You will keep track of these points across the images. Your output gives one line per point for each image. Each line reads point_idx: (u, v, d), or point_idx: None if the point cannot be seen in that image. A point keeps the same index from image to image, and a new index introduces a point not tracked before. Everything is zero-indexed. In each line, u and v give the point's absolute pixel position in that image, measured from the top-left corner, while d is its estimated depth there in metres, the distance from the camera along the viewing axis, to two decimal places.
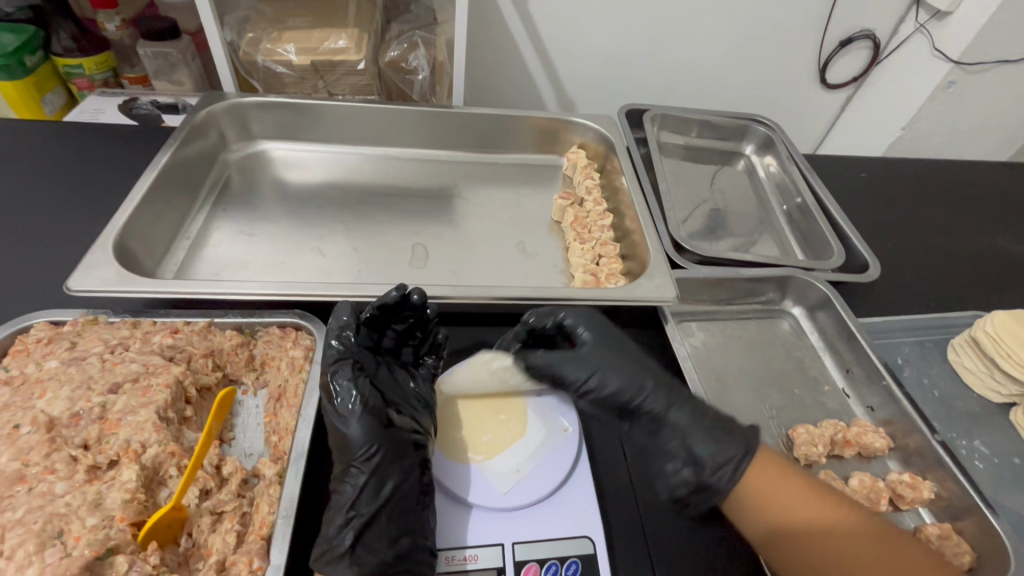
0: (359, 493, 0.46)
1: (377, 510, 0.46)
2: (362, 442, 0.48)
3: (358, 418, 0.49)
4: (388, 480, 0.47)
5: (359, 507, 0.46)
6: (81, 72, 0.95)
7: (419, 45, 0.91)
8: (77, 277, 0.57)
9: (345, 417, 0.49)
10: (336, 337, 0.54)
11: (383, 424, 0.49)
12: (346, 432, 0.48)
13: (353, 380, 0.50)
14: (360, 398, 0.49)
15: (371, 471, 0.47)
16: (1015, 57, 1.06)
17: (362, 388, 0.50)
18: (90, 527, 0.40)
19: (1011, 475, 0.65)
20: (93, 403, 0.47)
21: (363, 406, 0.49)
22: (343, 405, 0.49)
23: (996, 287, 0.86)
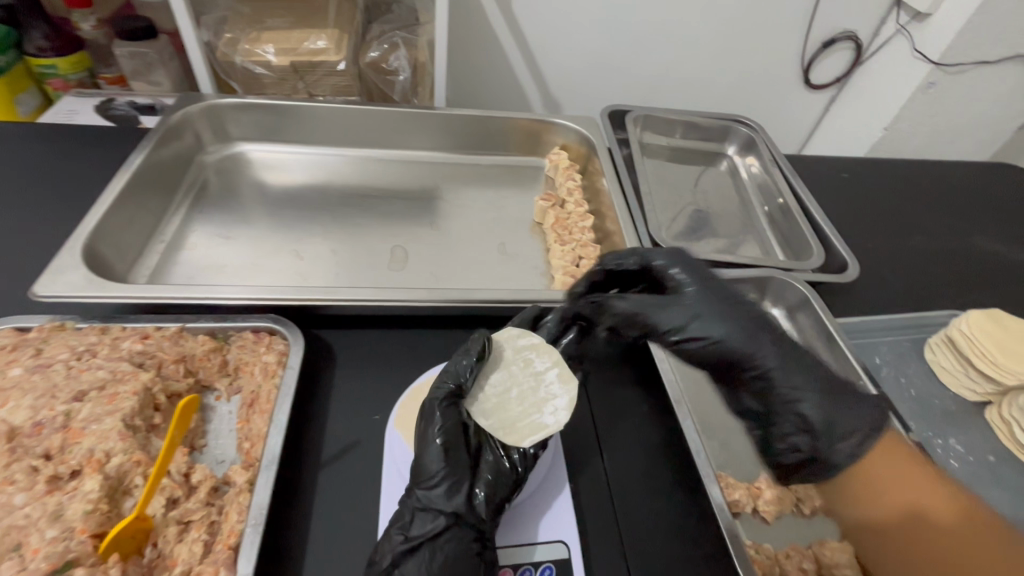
0: (415, 518, 0.46)
1: (423, 540, 0.44)
2: (431, 472, 0.47)
3: (434, 447, 0.48)
4: (448, 510, 0.46)
5: (411, 531, 0.45)
6: (55, 72, 0.93)
7: (400, 46, 0.91)
8: (44, 282, 0.56)
9: (425, 442, 0.49)
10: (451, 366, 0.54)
11: (463, 460, 0.48)
12: (422, 458, 0.48)
13: (446, 409, 0.50)
14: (444, 429, 0.49)
15: (433, 500, 0.46)
16: (992, 59, 1.08)
17: (450, 419, 0.50)
18: (49, 539, 0.39)
19: (985, 473, 0.66)
20: (57, 411, 0.46)
21: (445, 436, 0.49)
22: (429, 434, 0.49)
23: (973, 286, 0.87)
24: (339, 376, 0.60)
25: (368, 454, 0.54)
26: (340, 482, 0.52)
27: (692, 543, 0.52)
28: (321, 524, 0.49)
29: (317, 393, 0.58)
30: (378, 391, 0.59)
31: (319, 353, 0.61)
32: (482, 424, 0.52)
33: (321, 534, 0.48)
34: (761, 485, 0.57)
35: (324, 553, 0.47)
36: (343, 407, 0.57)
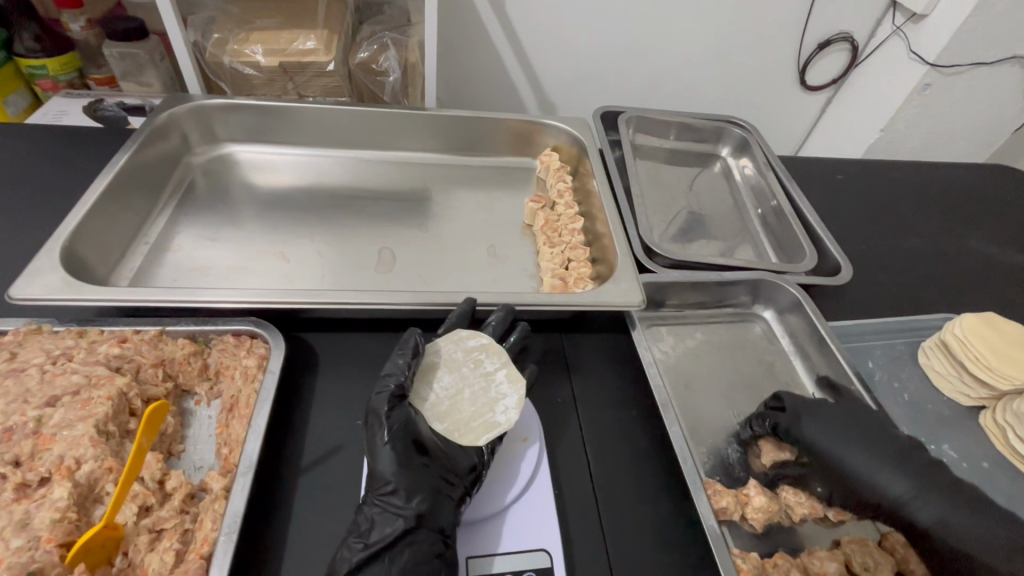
0: (373, 524, 0.45)
1: (382, 546, 0.43)
2: (385, 476, 0.46)
3: (384, 450, 0.47)
4: (400, 518, 0.44)
5: (370, 537, 0.44)
6: (44, 73, 0.92)
7: (390, 46, 0.89)
8: (21, 285, 0.55)
9: (373, 449, 0.48)
10: (388, 370, 0.53)
11: (411, 461, 0.47)
12: (375, 463, 0.47)
13: (393, 411, 0.49)
14: (392, 431, 0.48)
15: (386, 504, 0.45)
16: (988, 60, 1.07)
17: (398, 419, 0.49)
18: (14, 549, 0.38)
19: (979, 479, 0.65)
20: (28, 417, 0.45)
21: (393, 440, 0.48)
22: (376, 440, 0.48)
23: (969, 290, 0.86)
24: (322, 379, 0.59)
25: (349, 460, 0.53)
26: (319, 488, 0.51)
27: (677, 551, 0.51)
28: (299, 531, 0.48)
29: (299, 397, 0.57)
30: (361, 395, 0.58)
31: (302, 356, 0.60)
32: (438, 427, 0.52)
33: (299, 541, 0.47)
34: (750, 491, 0.54)
35: (301, 561, 0.46)
36: (325, 411, 0.56)
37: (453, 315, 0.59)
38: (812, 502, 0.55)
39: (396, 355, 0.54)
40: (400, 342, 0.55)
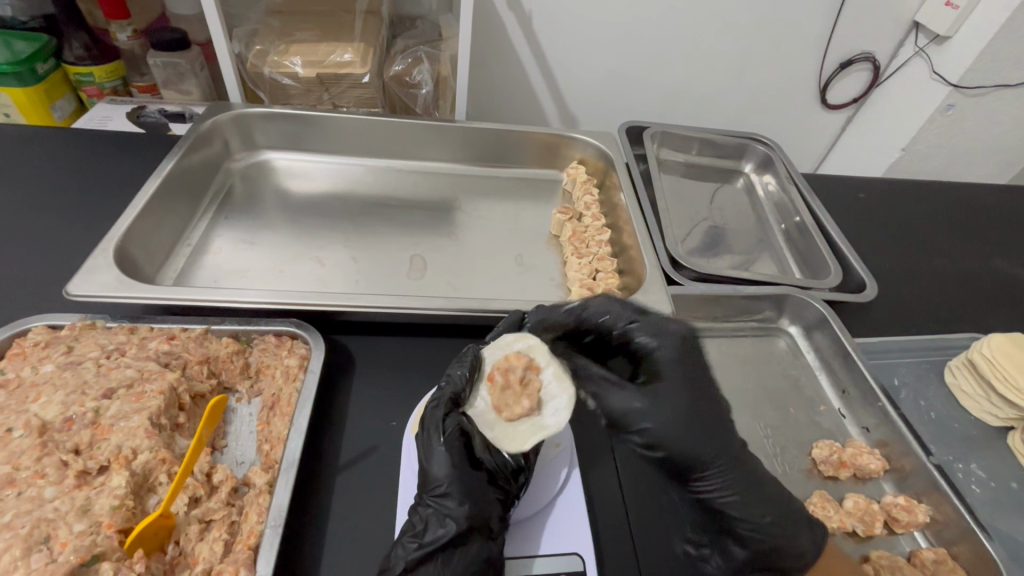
0: (428, 525, 0.46)
1: (437, 547, 0.44)
2: (439, 480, 0.47)
3: (438, 453, 0.48)
4: (451, 523, 0.45)
5: (425, 537, 0.45)
6: (90, 80, 0.96)
7: (424, 60, 0.92)
8: (77, 283, 0.58)
9: (428, 450, 0.49)
10: (444, 377, 0.53)
11: (465, 467, 0.48)
12: (429, 465, 0.48)
13: (446, 418, 0.50)
14: (447, 437, 0.49)
15: (439, 509, 0.46)
16: (1013, 82, 1.08)
17: (451, 425, 0.50)
18: (76, 533, 0.40)
19: (1008, 500, 0.65)
20: (86, 408, 0.48)
21: (448, 446, 0.48)
22: (432, 445, 0.49)
23: (994, 310, 0.86)
24: (358, 381, 0.61)
25: (385, 459, 0.55)
26: (358, 485, 0.52)
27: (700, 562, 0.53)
28: (339, 526, 0.49)
29: (336, 397, 0.59)
30: (396, 397, 0.60)
31: (340, 357, 0.62)
32: (488, 435, 0.49)
33: (339, 536, 0.49)
34: None
35: (341, 556, 0.48)
36: (362, 411, 0.58)
37: (502, 323, 0.59)
38: (840, 517, 0.57)
39: (454, 366, 0.54)
40: (458, 355, 0.55)
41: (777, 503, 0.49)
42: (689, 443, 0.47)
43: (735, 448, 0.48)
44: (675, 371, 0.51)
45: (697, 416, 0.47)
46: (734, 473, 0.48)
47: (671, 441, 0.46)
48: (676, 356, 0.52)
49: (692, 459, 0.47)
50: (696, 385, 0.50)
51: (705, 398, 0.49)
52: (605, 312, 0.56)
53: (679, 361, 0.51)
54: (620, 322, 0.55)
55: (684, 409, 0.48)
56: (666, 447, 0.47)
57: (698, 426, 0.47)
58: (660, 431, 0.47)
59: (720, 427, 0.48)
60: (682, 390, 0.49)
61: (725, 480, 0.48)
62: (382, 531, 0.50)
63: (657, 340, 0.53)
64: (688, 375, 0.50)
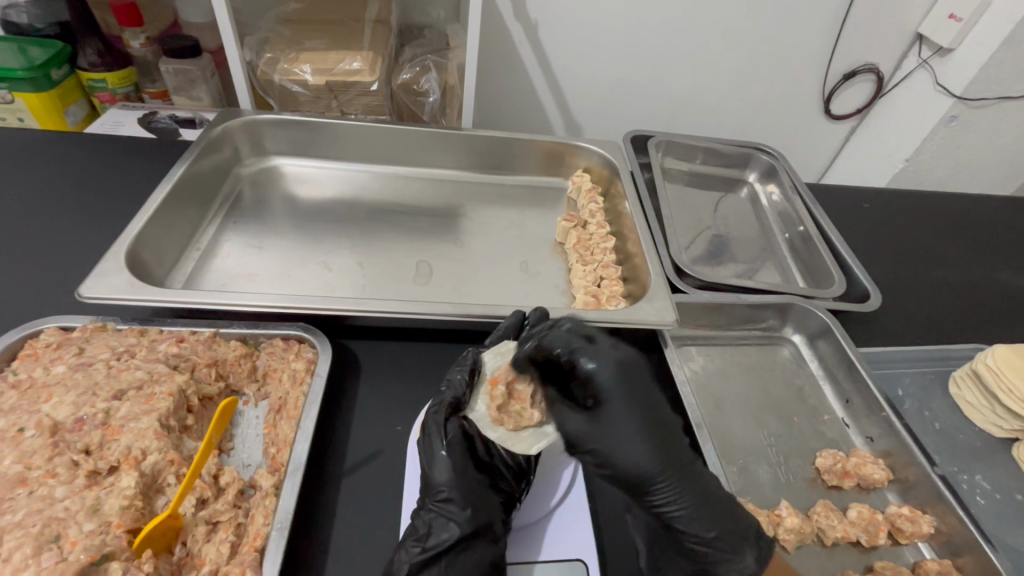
0: (431, 528, 0.46)
1: (440, 550, 0.45)
2: (441, 485, 0.48)
3: (439, 459, 0.49)
4: (454, 525, 0.46)
5: (428, 541, 0.45)
6: (104, 86, 0.97)
7: (431, 69, 0.93)
8: (89, 285, 0.58)
9: (429, 455, 0.50)
10: (445, 385, 0.55)
11: (466, 471, 0.49)
12: (430, 470, 0.49)
13: (448, 422, 0.52)
14: (448, 441, 0.50)
15: (442, 512, 0.47)
16: (1016, 94, 1.08)
17: (453, 429, 0.51)
18: (86, 532, 0.41)
19: (1013, 512, 0.64)
20: (97, 409, 0.48)
21: (449, 449, 0.50)
22: (433, 451, 0.50)
23: (999, 321, 0.86)
24: (364, 386, 0.61)
25: (390, 463, 0.55)
26: (364, 490, 0.53)
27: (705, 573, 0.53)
28: (344, 530, 0.50)
29: (343, 401, 0.59)
30: (402, 401, 0.60)
31: (346, 361, 0.63)
32: (492, 436, 0.52)
33: (345, 539, 0.49)
34: (782, 513, 0.56)
35: (347, 560, 0.48)
36: (368, 415, 0.58)
37: (501, 326, 0.62)
38: (844, 526, 0.57)
39: (454, 371, 0.56)
40: (458, 361, 0.58)
41: (729, 524, 0.47)
42: (628, 458, 0.45)
43: (682, 461, 0.47)
44: (619, 395, 0.46)
45: (644, 432, 0.46)
46: (682, 484, 0.46)
47: (621, 457, 0.46)
48: (618, 379, 0.47)
49: (635, 473, 0.46)
50: (639, 400, 0.47)
51: (638, 411, 0.46)
52: (553, 335, 0.49)
53: (619, 385, 0.47)
54: (570, 347, 0.48)
55: (625, 423, 0.46)
56: (617, 463, 0.46)
57: (629, 436, 0.46)
58: (606, 449, 0.46)
59: (667, 441, 0.47)
60: (622, 409, 0.46)
61: (673, 492, 0.46)
62: (386, 535, 0.50)
63: (604, 365, 0.47)
64: (631, 392, 0.47)
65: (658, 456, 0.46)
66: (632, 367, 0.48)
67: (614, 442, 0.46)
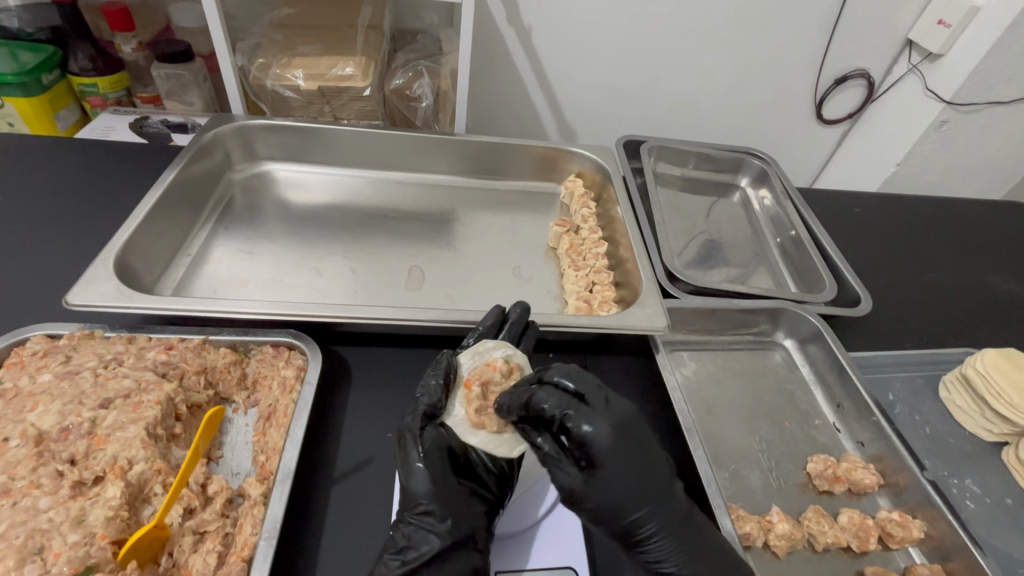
0: (411, 541, 0.46)
1: (421, 563, 0.45)
2: (419, 498, 0.48)
3: (417, 471, 0.49)
4: (433, 539, 0.46)
5: (408, 554, 0.46)
6: (94, 91, 0.97)
7: (424, 74, 0.93)
8: (76, 292, 0.58)
9: (406, 466, 0.50)
10: (421, 390, 0.54)
11: (445, 481, 0.49)
12: (409, 482, 0.49)
13: (424, 430, 0.52)
14: (425, 452, 0.50)
15: (421, 524, 0.47)
16: (1004, 99, 1.09)
17: (429, 437, 0.51)
18: (71, 544, 0.40)
19: (1002, 516, 0.65)
20: (83, 418, 0.48)
21: (426, 461, 0.49)
22: (411, 464, 0.49)
23: (988, 325, 0.86)
24: (355, 393, 0.61)
25: (380, 471, 0.55)
26: (353, 499, 0.52)
27: None
28: (333, 540, 0.49)
29: (333, 409, 0.59)
30: (393, 409, 0.60)
31: (337, 368, 0.63)
32: (472, 441, 0.53)
33: (333, 548, 0.49)
34: (773, 518, 0.57)
35: (336, 570, 0.48)
36: (358, 423, 0.58)
37: (482, 323, 0.61)
38: (835, 531, 0.57)
39: (429, 376, 0.56)
40: (433, 363, 0.57)
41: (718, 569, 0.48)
42: (626, 516, 0.47)
43: (677, 517, 0.47)
44: (617, 460, 0.46)
45: (642, 490, 0.46)
46: (671, 542, 0.47)
47: (618, 515, 0.47)
48: (616, 442, 0.46)
49: (629, 528, 0.47)
50: (627, 470, 0.46)
51: (638, 480, 0.46)
52: (549, 397, 0.47)
53: (615, 449, 0.46)
54: (566, 410, 0.46)
55: (621, 486, 0.46)
56: (617, 519, 0.47)
57: (625, 499, 0.46)
58: (605, 507, 0.46)
59: (659, 497, 0.47)
60: (614, 474, 0.46)
61: (668, 546, 0.47)
62: (376, 543, 0.50)
63: (602, 430, 0.46)
64: (628, 456, 0.46)
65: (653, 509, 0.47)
66: (622, 426, 0.47)
67: (614, 501, 0.46)
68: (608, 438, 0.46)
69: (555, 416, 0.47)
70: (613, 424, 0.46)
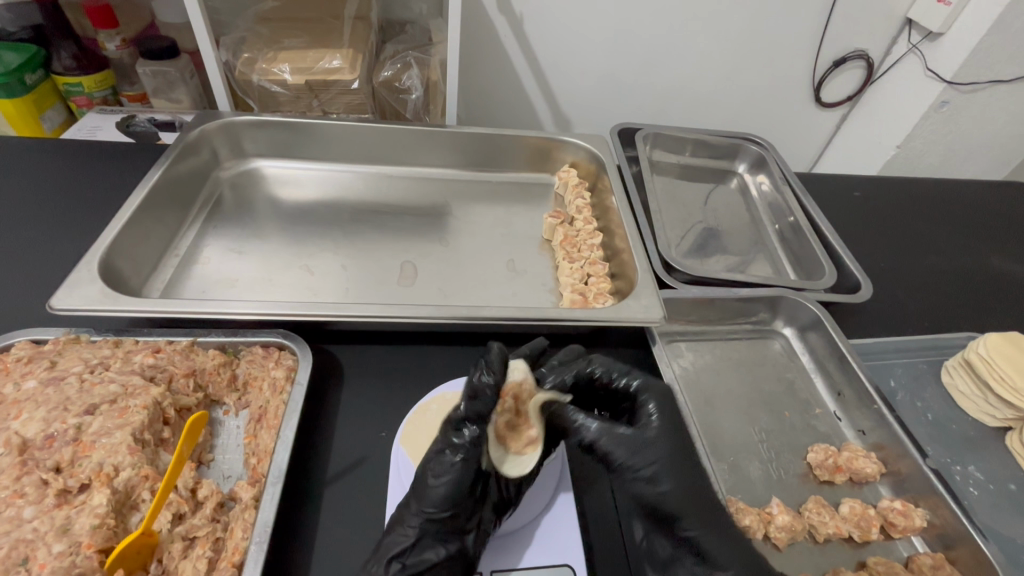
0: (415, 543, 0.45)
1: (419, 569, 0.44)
2: (438, 501, 0.45)
3: (452, 475, 0.46)
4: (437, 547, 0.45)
5: (409, 557, 0.44)
6: (80, 91, 0.95)
7: (413, 65, 0.91)
8: (60, 296, 0.57)
9: (444, 469, 0.47)
10: (474, 391, 0.50)
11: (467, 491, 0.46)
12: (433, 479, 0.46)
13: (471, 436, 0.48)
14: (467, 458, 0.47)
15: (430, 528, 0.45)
16: (1006, 77, 1.07)
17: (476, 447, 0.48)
18: (56, 553, 0.40)
19: (1006, 501, 0.64)
20: (68, 424, 0.47)
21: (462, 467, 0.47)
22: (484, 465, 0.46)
23: (990, 308, 0.85)
24: (347, 392, 0.60)
25: (372, 472, 0.54)
26: (346, 500, 0.52)
27: None
28: (326, 541, 0.49)
29: (325, 408, 0.58)
30: (385, 407, 0.59)
31: (328, 367, 0.62)
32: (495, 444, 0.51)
33: (325, 549, 0.48)
34: (773, 510, 0.56)
35: (328, 571, 0.47)
36: (351, 423, 0.57)
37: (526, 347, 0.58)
38: (836, 522, 0.56)
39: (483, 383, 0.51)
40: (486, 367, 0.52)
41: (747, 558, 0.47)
42: (672, 479, 0.49)
43: (713, 498, 0.50)
44: (670, 427, 0.52)
45: (686, 454, 0.51)
46: (711, 515, 0.49)
47: (663, 478, 0.49)
48: (671, 412, 0.53)
49: (673, 495, 0.49)
50: (677, 431, 0.52)
51: (687, 443, 0.52)
52: (607, 366, 0.56)
53: (671, 416, 0.53)
54: (626, 376, 0.55)
55: (667, 447, 0.51)
56: (662, 481, 0.49)
57: (676, 458, 0.50)
58: (659, 466, 0.50)
59: (698, 467, 0.51)
60: (666, 429, 0.52)
61: (703, 521, 0.48)
62: (369, 544, 0.49)
63: (660, 402, 0.54)
64: (678, 425, 0.53)
65: (694, 477, 0.50)
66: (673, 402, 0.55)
67: (663, 462, 0.50)
68: (662, 406, 0.53)
69: (617, 379, 0.55)
70: (668, 399, 0.54)
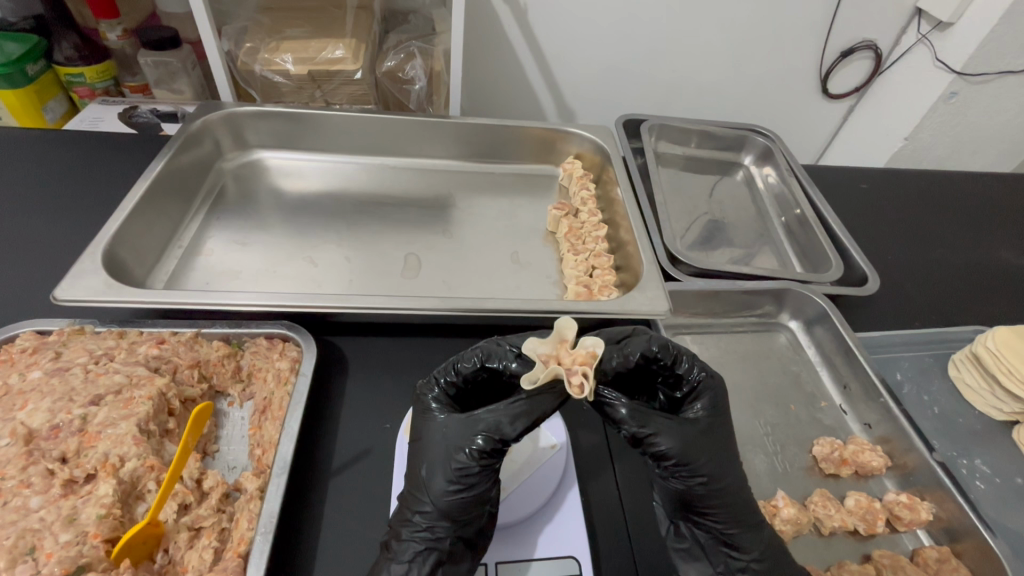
0: (406, 528, 0.45)
1: (401, 551, 0.44)
2: (419, 475, 0.46)
3: (422, 448, 0.46)
4: (420, 524, 0.45)
5: (393, 545, 0.45)
6: (82, 81, 0.94)
7: (416, 55, 0.90)
8: (64, 287, 0.57)
9: (446, 460, 0.44)
10: (451, 362, 0.50)
11: (434, 462, 0.45)
12: (417, 456, 0.47)
13: (437, 407, 0.48)
14: (433, 424, 0.47)
15: (417, 507, 0.45)
16: (1018, 68, 1.05)
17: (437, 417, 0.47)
18: (62, 543, 0.40)
19: (1012, 495, 0.64)
20: (73, 415, 0.47)
21: (426, 439, 0.47)
22: (502, 425, 0.44)
23: (998, 301, 0.84)
24: (351, 383, 0.60)
25: (378, 463, 0.54)
26: (352, 489, 0.52)
27: None
28: (331, 532, 0.49)
29: (330, 400, 0.58)
30: (389, 399, 0.59)
31: (332, 359, 0.62)
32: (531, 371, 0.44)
33: (330, 540, 0.48)
34: (779, 503, 0.56)
35: (333, 561, 0.47)
36: (356, 414, 0.57)
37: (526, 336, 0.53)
38: (842, 515, 0.56)
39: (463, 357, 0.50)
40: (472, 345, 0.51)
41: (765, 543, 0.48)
42: (719, 479, 0.46)
43: (745, 492, 0.48)
44: (713, 419, 0.48)
45: (728, 448, 0.47)
46: (742, 508, 0.47)
47: (708, 474, 0.45)
48: (714, 403, 0.49)
49: (712, 491, 0.46)
50: (720, 423, 0.48)
51: (732, 440, 0.48)
52: (654, 347, 0.50)
53: (715, 406, 0.49)
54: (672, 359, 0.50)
55: (712, 442, 0.46)
56: (706, 477, 0.45)
57: (725, 459, 0.47)
58: (705, 462, 0.45)
59: (735, 462, 0.48)
60: (715, 424, 0.48)
61: (734, 514, 0.47)
62: (373, 533, 0.49)
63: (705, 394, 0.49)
64: (719, 416, 0.49)
65: (733, 472, 0.47)
66: (716, 391, 0.50)
67: (710, 460, 0.46)
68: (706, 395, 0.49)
69: (665, 359, 0.50)
70: (711, 389, 0.50)
